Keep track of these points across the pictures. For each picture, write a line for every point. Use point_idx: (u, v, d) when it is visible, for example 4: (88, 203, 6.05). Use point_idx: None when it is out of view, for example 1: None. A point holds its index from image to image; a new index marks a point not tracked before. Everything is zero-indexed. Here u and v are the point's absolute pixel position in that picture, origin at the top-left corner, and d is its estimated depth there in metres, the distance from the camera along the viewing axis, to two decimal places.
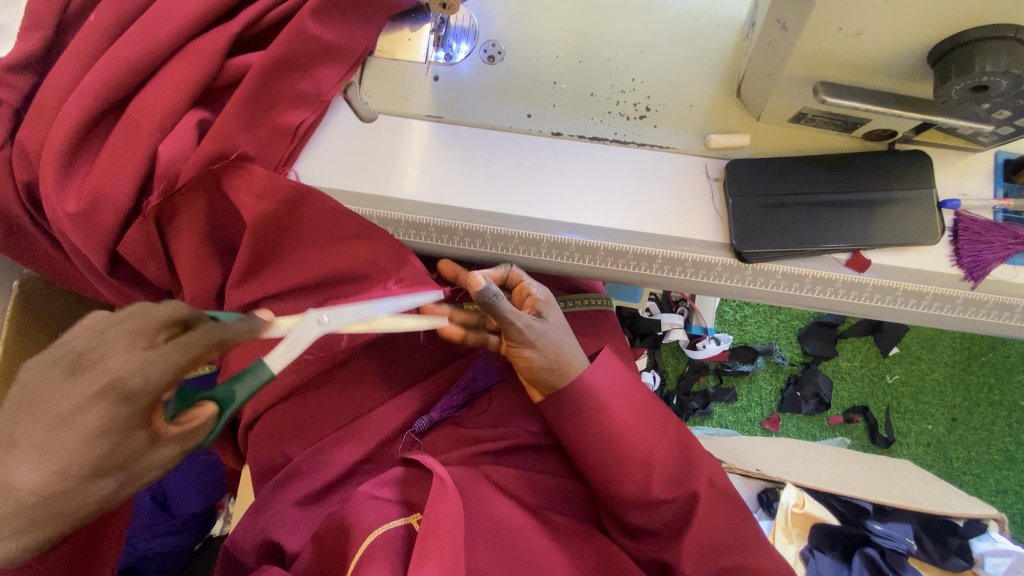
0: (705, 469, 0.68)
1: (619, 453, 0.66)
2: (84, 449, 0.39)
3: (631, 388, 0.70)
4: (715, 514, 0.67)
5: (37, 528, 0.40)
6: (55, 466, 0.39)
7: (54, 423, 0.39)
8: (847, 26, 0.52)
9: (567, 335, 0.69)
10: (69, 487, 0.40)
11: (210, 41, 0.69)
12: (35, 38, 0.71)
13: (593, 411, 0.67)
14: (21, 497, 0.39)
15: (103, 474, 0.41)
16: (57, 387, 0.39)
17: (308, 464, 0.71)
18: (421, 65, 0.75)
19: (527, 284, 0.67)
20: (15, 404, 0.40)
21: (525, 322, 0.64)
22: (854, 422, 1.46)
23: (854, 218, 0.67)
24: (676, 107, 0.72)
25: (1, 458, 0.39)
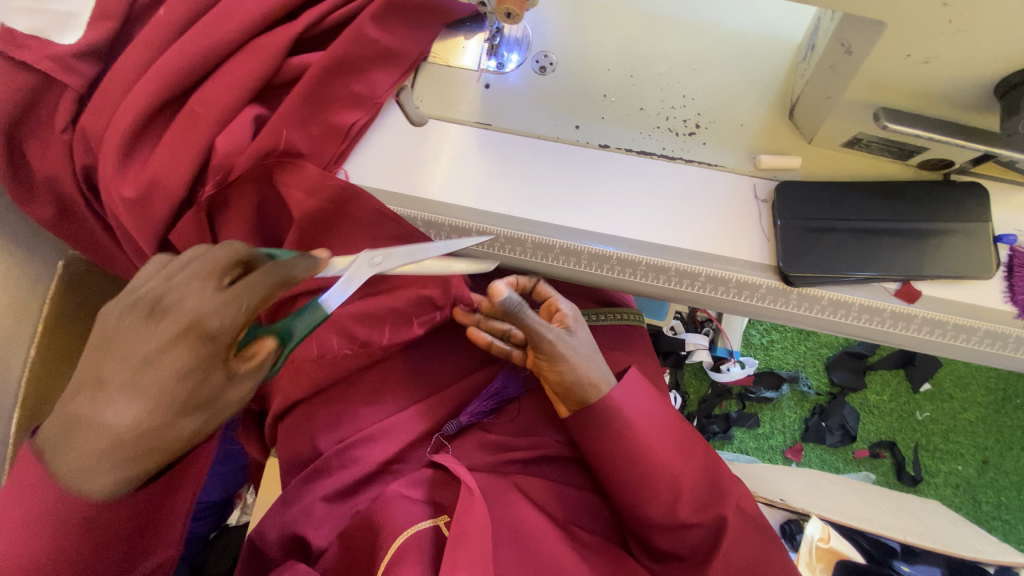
0: (733, 495, 0.66)
1: (645, 473, 0.65)
2: (172, 382, 0.44)
3: (658, 408, 0.69)
4: (741, 539, 0.65)
5: (140, 457, 0.45)
6: (149, 398, 0.44)
7: (142, 360, 0.45)
8: (916, 53, 0.51)
9: (597, 353, 0.70)
10: (160, 421, 0.45)
11: (272, 40, 0.70)
12: (104, 29, 0.73)
13: (619, 427, 0.66)
14: (121, 428, 0.44)
15: (188, 409, 0.45)
16: (141, 329, 0.45)
17: (338, 460, 0.71)
18: (472, 72, 0.76)
19: (555, 299, 0.69)
20: (106, 346, 0.45)
21: (553, 333, 0.65)
22: (880, 457, 1.42)
23: (905, 248, 0.65)
24: (726, 126, 0.72)
25: (98, 395, 0.44)
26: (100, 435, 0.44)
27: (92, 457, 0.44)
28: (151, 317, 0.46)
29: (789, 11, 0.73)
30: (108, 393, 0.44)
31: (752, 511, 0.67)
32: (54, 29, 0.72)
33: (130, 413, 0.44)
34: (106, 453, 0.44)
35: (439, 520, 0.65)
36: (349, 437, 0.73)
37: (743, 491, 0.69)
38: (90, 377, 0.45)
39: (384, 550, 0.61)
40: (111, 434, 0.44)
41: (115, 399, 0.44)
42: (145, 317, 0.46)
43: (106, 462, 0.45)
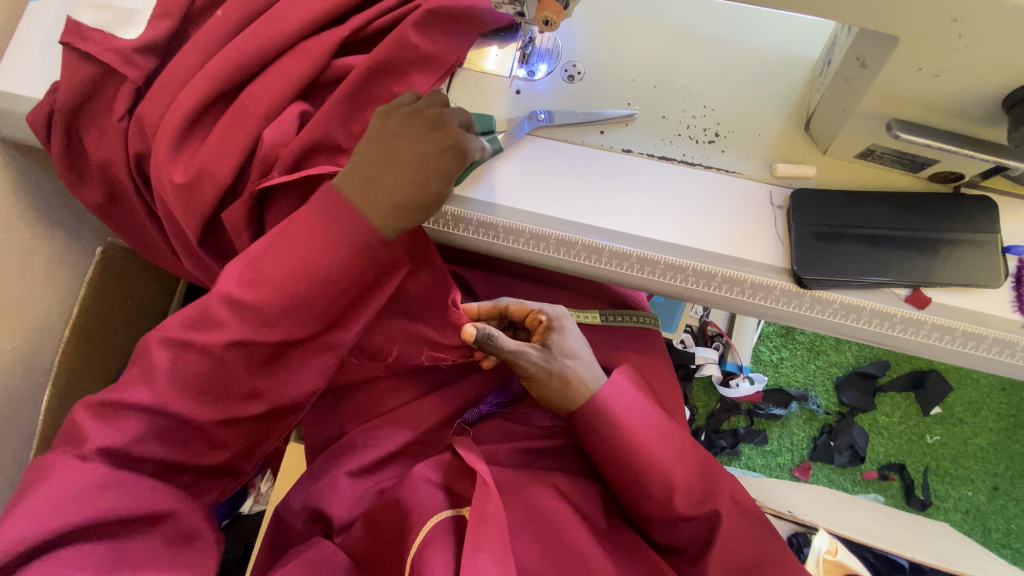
0: (724, 489, 0.69)
1: (643, 474, 0.67)
2: (437, 173, 0.61)
3: (651, 409, 0.71)
4: (736, 528, 0.68)
5: (404, 216, 0.61)
6: (421, 179, 0.61)
7: (420, 151, 0.61)
8: (927, 67, 0.55)
9: (581, 358, 0.70)
10: (415, 183, 0.61)
11: (321, 42, 0.75)
12: (163, 25, 0.78)
13: (618, 431, 0.67)
14: (404, 190, 0.60)
15: (434, 182, 0.61)
16: (411, 128, 0.62)
17: (363, 439, 0.76)
18: (503, 78, 0.81)
19: (536, 312, 0.71)
20: (394, 133, 0.61)
21: (527, 356, 0.67)
22: (889, 479, 1.42)
23: (914, 255, 0.68)
24: (744, 135, 0.75)
25: (389, 164, 0.61)
26: (379, 184, 0.60)
27: (372, 204, 0.60)
28: (421, 120, 0.62)
29: (807, 30, 0.77)
30: (386, 163, 0.61)
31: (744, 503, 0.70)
32: (119, 25, 0.78)
33: (402, 175, 0.61)
34: (385, 207, 0.60)
35: (452, 511, 0.67)
36: (372, 417, 0.78)
37: (734, 483, 0.72)
38: (381, 155, 0.61)
39: (412, 541, 0.63)
40: (395, 194, 0.60)
41: (389, 167, 0.61)
42: (412, 121, 0.62)
43: (381, 212, 0.60)
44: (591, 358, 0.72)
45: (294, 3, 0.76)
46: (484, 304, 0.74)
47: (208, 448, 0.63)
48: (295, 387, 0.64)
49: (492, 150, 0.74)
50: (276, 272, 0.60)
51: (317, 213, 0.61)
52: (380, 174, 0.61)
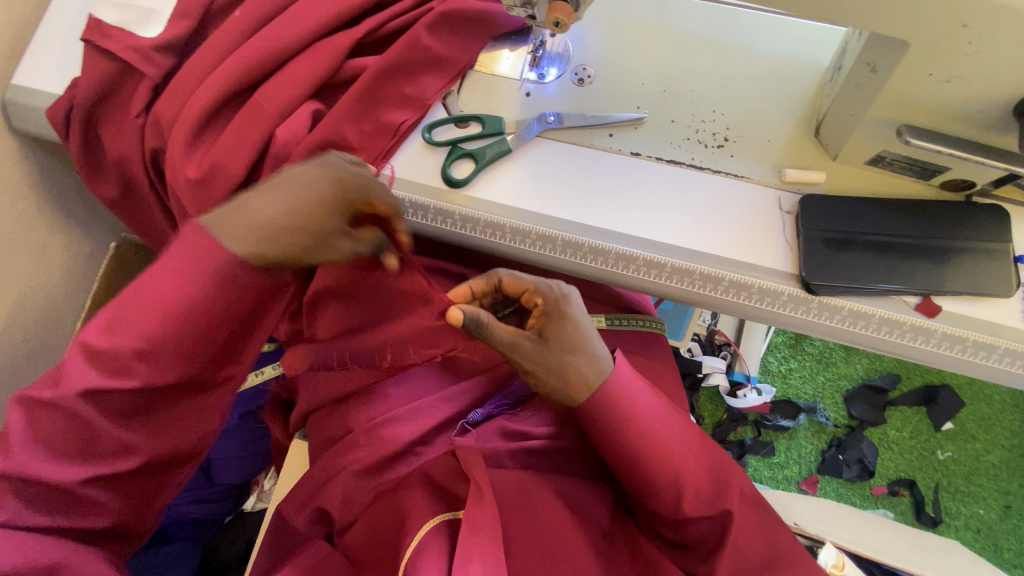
0: (734, 488, 0.67)
1: (651, 473, 0.65)
2: (310, 210, 0.55)
3: (662, 404, 0.69)
4: (747, 530, 0.67)
5: (263, 242, 0.53)
6: (289, 213, 0.54)
7: (299, 188, 0.56)
8: (937, 73, 0.54)
9: (584, 350, 0.66)
10: (312, 252, 0.55)
11: (335, 43, 0.77)
12: (182, 25, 0.80)
13: (629, 429, 0.66)
14: (263, 217, 0.54)
15: (328, 253, 0.56)
16: (319, 196, 0.55)
17: (366, 438, 0.76)
18: (514, 81, 0.81)
19: (532, 292, 0.66)
20: (280, 179, 0.57)
21: (521, 348, 0.64)
22: (899, 495, 1.39)
23: (925, 262, 0.67)
24: (754, 140, 0.75)
25: (264, 195, 0.55)
26: (252, 247, 0.53)
27: (238, 229, 0.54)
28: (336, 198, 0.56)
29: (818, 37, 0.77)
30: (278, 225, 0.54)
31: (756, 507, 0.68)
32: (138, 23, 0.80)
33: (294, 239, 0.54)
34: (249, 230, 0.53)
35: (451, 513, 0.68)
36: (378, 416, 0.78)
37: (746, 486, 0.70)
38: (264, 189, 0.56)
39: (408, 543, 0.64)
40: (256, 217, 0.53)
41: (281, 229, 0.54)
42: (326, 192, 0.56)
43: (241, 235, 0.53)
44: (598, 343, 0.68)
45: (310, 4, 0.78)
46: (476, 279, 0.68)
47: (88, 509, 0.56)
48: (156, 441, 0.57)
49: (499, 151, 0.76)
50: (139, 322, 0.53)
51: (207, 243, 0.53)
52: (273, 234, 0.54)
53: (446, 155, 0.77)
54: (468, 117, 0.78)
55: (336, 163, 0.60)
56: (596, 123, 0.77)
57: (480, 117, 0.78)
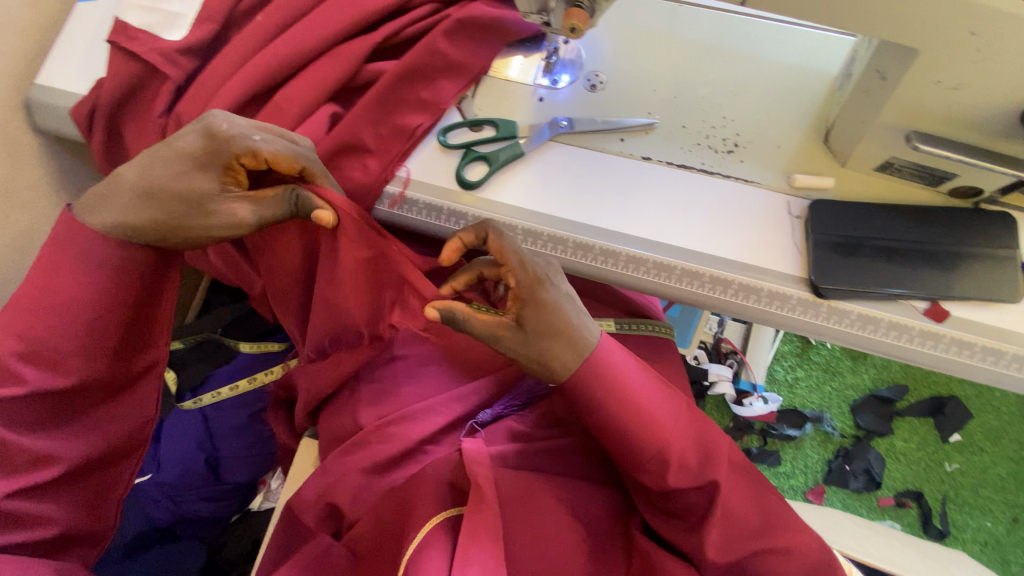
0: (723, 458, 0.65)
1: (635, 441, 0.63)
2: (167, 181, 0.64)
3: (652, 381, 0.66)
4: (736, 496, 0.64)
5: (137, 214, 0.65)
6: (147, 184, 0.65)
7: (163, 160, 0.65)
8: (946, 80, 0.56)
9: (564, 333, 0.62)
10: (190, 217, 0.65)
11: (354, 49, 0.79)
12: (206, 28, 0.82)
13: (615, 396, 0.63)
14: (124, 186, 0.66)
15: (206, 220, 0.64)
16: (201, 155, 0.64)
17: (376, 436, 0.76)
18: (528, 87, 0.83)
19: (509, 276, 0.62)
20: (170, 147, 0.65)
21: (493, 332, 0.61)
22: (906, 507, 1.38)
23: (933, 267, 0.68)
24: (764, 146, 0.76)
25: (142, 167, 0.66)
26: (131, 210, 0.65)
27: (112, 203, 0.66)
28: (212, 157, 0.63)
29: (827, 47, 0.79)
30: (164, 189, 0.64)
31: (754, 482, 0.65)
32: (164, 27, 0.82)
33: (174, 205, 0.64)
34: (147, 207, 0.65)
35: (454, 510, 0.68)
36: (389, 414, 0.79)
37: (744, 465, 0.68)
38: (149, 159, 0.66)
39: (409, 540, 0.65)
40: (126, 192, 0.65)
41: (165, 193, 0.64)
42: (204, 151, 0.63)
43: (136, 212, 0.65)
44: (580, 322, 0.63)
45: (330, 10, 0.80)
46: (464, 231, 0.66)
47: (28, 520, 0.67)
48: (71, 445, 0.70)
49: (512, 155, 0.77)
50: (58, 334, 0.66)
51: (73, 254, 0.66)
52: (148, 196, 0.65)
53: (460, 158, 0.79)
54: (483, 121, 0.80)
55: (217, 121, 0.65)
56: (608, 127, 0.78)
57: (494, 120, 0.80)
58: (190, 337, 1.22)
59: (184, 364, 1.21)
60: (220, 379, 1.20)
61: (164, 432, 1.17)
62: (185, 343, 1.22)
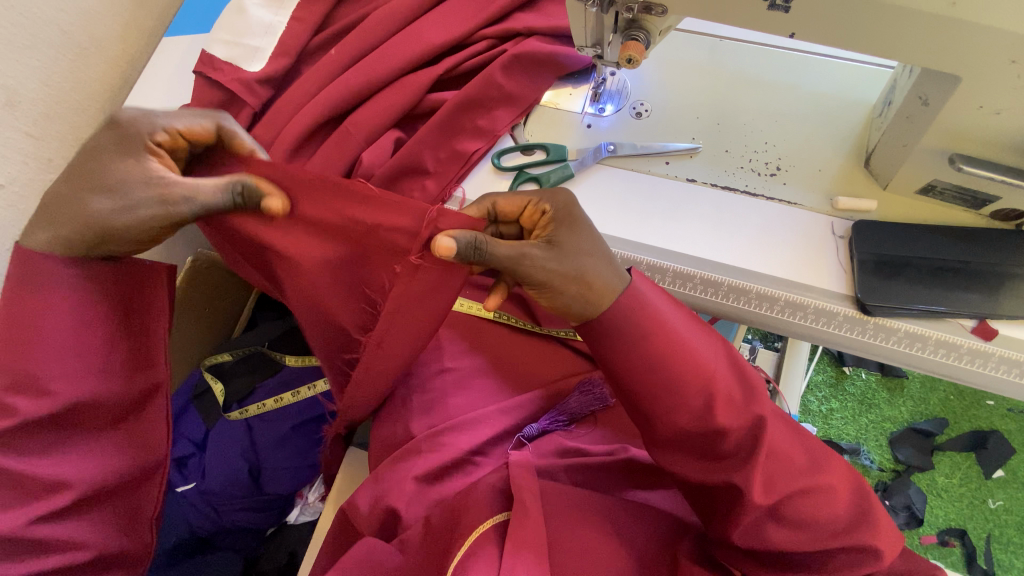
0: (764, 391, 0.57)
1: (671, 376, 0.55)
2: (91, 180, 0.59)
3: (686, 318, 0.58)
4: (785, 447, 0.57)
5: (68, 221, 0.59)
6: (71, 188, 0.60)
7: (83, 163, 0.61)
8: (988, 105, 0.58)
9: (595, 252, 0.56)
10: (117, 211, 0.58)
11: (418, 80, 0.85)
12: (283, 61, 0.89)
13: (643, 332, 0.55)
14: (49, 201, 0.61)
15: (134, 212, 0.58)
16: (115, 146, 0.60)
17: (427, 444, 0.78)
18: (576, 114, 0.87)
19: (537, 204, 0.59)
20: (86, 149, 0.61)
21: (529, 255, 0.55)
22: (950, 545, 1.34)
23: (979, 289, 0.70)
24: (806, 170, 0.79)
25: (64, 178, 0.61)
26: (60, 217, 0.60)
27: (41, 220, 0.61)
28: (130, 144, 0.59)
29: (865, 79, 0.83)
30: (89, 187, 0.59)
31: (826, 479, 0.57)
32: (245, 59, 0.89)
33: (99, 201, 0.59)
34: (74, 211, 0.59)
35: (502, 515, 0.69)
36: (439, 424, 0.81)
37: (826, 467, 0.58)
38: (68, 168, 0.61)
39: (455, 550, 0.65)
40: (51, 204, 0.60)
41: (91, 192, 0.59)
42: (118, 141, 0.60)
43: (67, 218, 0.59)
44: (604, 253, 0.58)
45: (396, 44, 0.87)
46: (468, 210, 0.61)
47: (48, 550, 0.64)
48: (85, 466, 0.66)
49: (562, 176, 0.82)
50: (36, 361, 0.61)
51: (51, 277, 0.62)
52: (75, 198, 0.59)
53: (513, 179, 0.83)
54: (535, 144, 0.84)
55: (126, 113, 0.62)
56: (652, 151, 0.82)
57: (545, 143, 0.85)
58: (239, 351, 1.28)
59: (231, 376, 1.26)
60: (266, 391, 1.23)
61: (209, 442, 1.20)
62: (233, 356, 1.28)
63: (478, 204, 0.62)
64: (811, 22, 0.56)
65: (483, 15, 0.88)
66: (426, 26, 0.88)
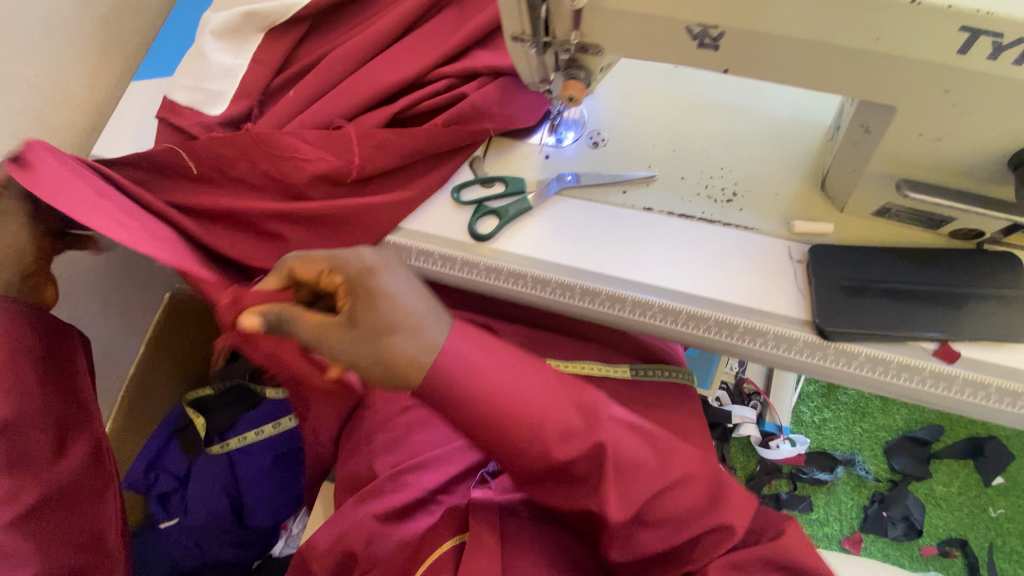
0: (603, 411, 0.60)
1: (507, 425, 0.56)
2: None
3: (518, 355, 0.59)
4: (634, 455, 0.59)
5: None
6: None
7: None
8: (928, 132, 0.57)
9: (402, 326, 0.54)
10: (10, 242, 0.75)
11: (376, 120, 0.86)
12: (244, 104, 0.90)
13: (472, 378, 0.56)
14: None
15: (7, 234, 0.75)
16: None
17: (391, 484, 0.79)
18: (535, 146, 0.88)
19: (334, 269, 0.55)
20: None
21: (325, 336, 0.53)
22: (952, 556, 1.31)
23: (939, 311, 0.69)
24: (761, 194, 0.79)
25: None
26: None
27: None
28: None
29: (820, 101, 0.83)
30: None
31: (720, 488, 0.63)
32: (206, 104, 0.90)
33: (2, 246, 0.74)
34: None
35: (457, 538, 0.72)
36: (404, 461, 0.81)
37: (683, 458, 0.63)
38: None
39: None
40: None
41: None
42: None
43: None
44: (411, 317, 0.54)
45: (354, 85, 0.88)
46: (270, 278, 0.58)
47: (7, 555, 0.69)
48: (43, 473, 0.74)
49: (521, 209, 0.82)
50: None
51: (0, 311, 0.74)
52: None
53: (472, 213, 0.83)
54: (495, 177, 0.85)
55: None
56: (612, 181, 0.82)
57: (504, 177, 0.85)
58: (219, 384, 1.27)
59: (213, 411, 1.25)
60: (245, 424, 1.20)
61: (192, 477, 1.20)
62: (214, 390, 1.27)
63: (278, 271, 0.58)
64: (740, 58, 0.56)
65: (440, 53, 0.89)
66: (384, 66, 0.89)
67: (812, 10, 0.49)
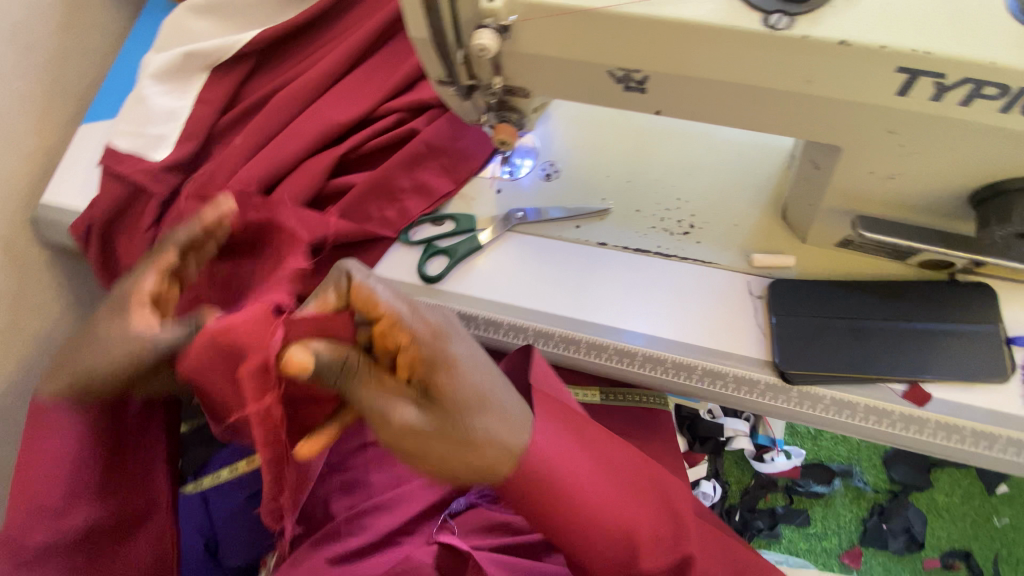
0: (692, 520, 0.60)
1: (595, 532, 0.55)
2: None
3: (608, 459, 0.59)
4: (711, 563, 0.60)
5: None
6: None
7: None
8: (879, 170, 0.53)
9: (481, 405, 0.50)
10: None
11: (323, 161, 0.83)
12: (188, 147, 0.87)
13: (560, 491, 0.54)
14: None
15: None
16: None
17: (347, 526, 0.76)
18: (487, 179, 0.83)
19: (417, 321, 0.48)
20: None
21: (394, 402, 0.47)
22: (955, 568, 1.26)
23: (905, 350, 0.65)
24: (720, 226, 0.75)
25: None
26: None
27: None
28: None
29: None
30: None
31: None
32: (148, 149, 0.87)
33: None
34: None
35: None
36: (361, 504, 0.79)
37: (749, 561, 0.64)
38: None
39: None
40: None
41: None
42: None
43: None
44: (489, 395, 0.51)
45: (300, 124, 0.85)
46: (326, 299, 0.49)
47: None
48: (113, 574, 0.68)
49: (470, 248, 0.77)
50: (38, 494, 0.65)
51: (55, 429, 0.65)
52: None
53: (420, 253, 0.79)
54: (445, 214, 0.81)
55: None
56: (568, 216, 0.78)
57: (456, 214, 0.81)
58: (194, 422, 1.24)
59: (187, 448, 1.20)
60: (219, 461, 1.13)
61: None
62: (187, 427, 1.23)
63: (335, 285, 0.50)
64: (671, 99, 0.52)
65: (388, 87, 0.87)
66: (331, 103, 0.87)
67: (737, 53, 0.45)
